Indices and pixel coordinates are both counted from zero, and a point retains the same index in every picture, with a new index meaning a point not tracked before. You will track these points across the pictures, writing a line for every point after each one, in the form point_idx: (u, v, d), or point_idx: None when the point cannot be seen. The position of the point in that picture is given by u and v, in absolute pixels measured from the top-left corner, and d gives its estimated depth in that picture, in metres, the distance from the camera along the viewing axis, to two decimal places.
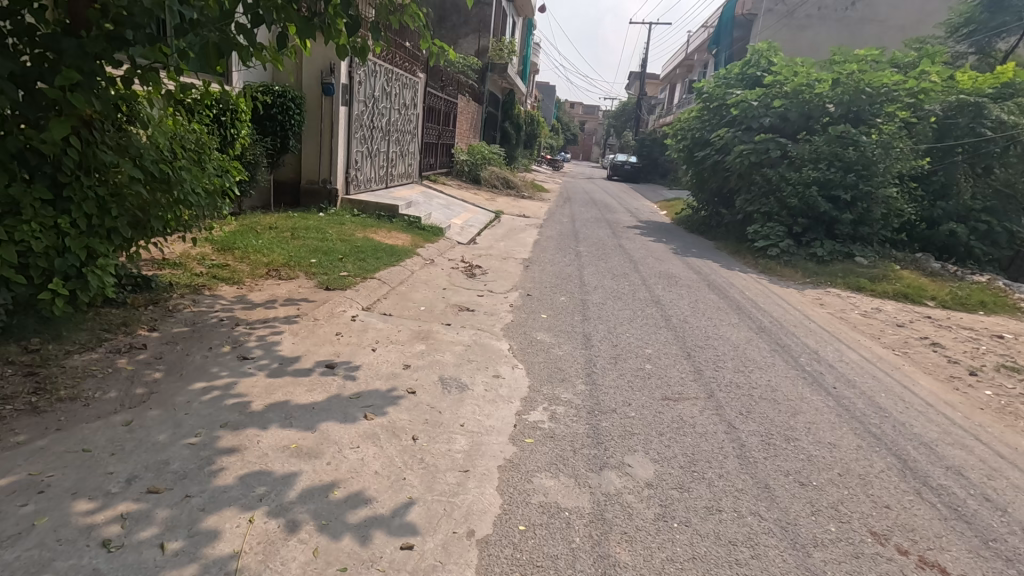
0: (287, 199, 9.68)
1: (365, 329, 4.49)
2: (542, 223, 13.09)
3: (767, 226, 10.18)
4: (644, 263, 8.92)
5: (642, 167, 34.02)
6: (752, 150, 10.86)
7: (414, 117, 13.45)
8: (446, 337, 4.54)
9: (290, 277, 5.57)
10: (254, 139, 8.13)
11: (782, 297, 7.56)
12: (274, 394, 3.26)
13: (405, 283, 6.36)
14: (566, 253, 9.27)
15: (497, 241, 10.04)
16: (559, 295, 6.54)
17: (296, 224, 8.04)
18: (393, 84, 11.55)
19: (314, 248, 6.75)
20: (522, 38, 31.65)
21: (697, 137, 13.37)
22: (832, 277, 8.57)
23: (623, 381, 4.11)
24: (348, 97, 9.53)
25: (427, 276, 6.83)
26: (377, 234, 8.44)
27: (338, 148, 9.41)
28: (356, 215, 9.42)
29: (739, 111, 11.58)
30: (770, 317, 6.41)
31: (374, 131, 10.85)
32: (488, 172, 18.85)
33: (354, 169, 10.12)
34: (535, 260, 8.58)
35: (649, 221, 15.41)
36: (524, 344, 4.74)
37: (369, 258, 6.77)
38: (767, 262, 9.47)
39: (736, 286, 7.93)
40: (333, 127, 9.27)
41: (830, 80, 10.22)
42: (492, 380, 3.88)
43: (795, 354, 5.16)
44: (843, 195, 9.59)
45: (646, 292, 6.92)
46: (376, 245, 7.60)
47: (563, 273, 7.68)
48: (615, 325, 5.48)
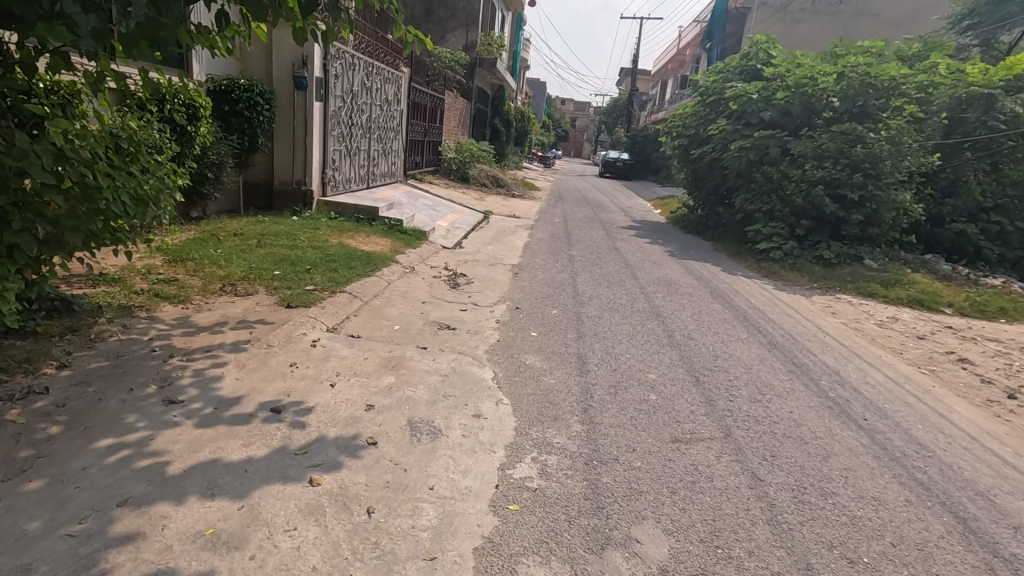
0: (259, 202, 9.02)
1: (325, 358, 3.88)
2: (532, 224, 12.49)
3: (769, 227, 9.65)
4: (641, 268, 8.36)
5: (634, 164, 33.49)
6: (752, 147, 10.33)
7: (397, 113, 12.79)
8: (420, 366, 3.95)
9: (248, 294, 4.94)
10: (218, 137, 7.43)
11: (791, 306, 7.02)
12: (199, 452, 2.63)
13: (380, 297, 5.76)
14: (558, 258, 8.68)
15: (485, 245, 9.44)
16: (551, 308, 5.94)
17: (265, 229, 7.40)
18: (373, 78, 10.87)
19: (280, 258, 6.12)
20: (511, 34, 31.01)
21: (694, 133, 12.83)
22: (840, 282, 8.07)
23: (625, 418, 3.53)
24: (323, 92, 8.86)
25: (406, 287, 6.22)
26: (354, 240, 7.82)
27: (312, 146, 8.74)
28: (332, 219, 8.80)
29: (738, 105, 11.04)
30: (781, 330, 5.86)
31: (353, 128, 10.18)
32: (477, 170, 18.22)
33: (332, 168, 9.47)
34: (524, 266, 7.98)
35: (643, 220, 14.87)
36: (510, 370, 4.14)
37: (341, 268, 6.14)
38: (770, 265, 8.94)
39: (741, 293, 7.39)
40: (307, 124, 8.60)
41: (835, 74, 9.69)
42: (472, 422, 3.29)
43: (815, 376, 4.60)
44: (849, 195, 9.07)
45: (645, 303, 6.34)
46: (350, 252, 6.97)
47: (555, 282, 7.10)
48: (613, 345, 4.90)
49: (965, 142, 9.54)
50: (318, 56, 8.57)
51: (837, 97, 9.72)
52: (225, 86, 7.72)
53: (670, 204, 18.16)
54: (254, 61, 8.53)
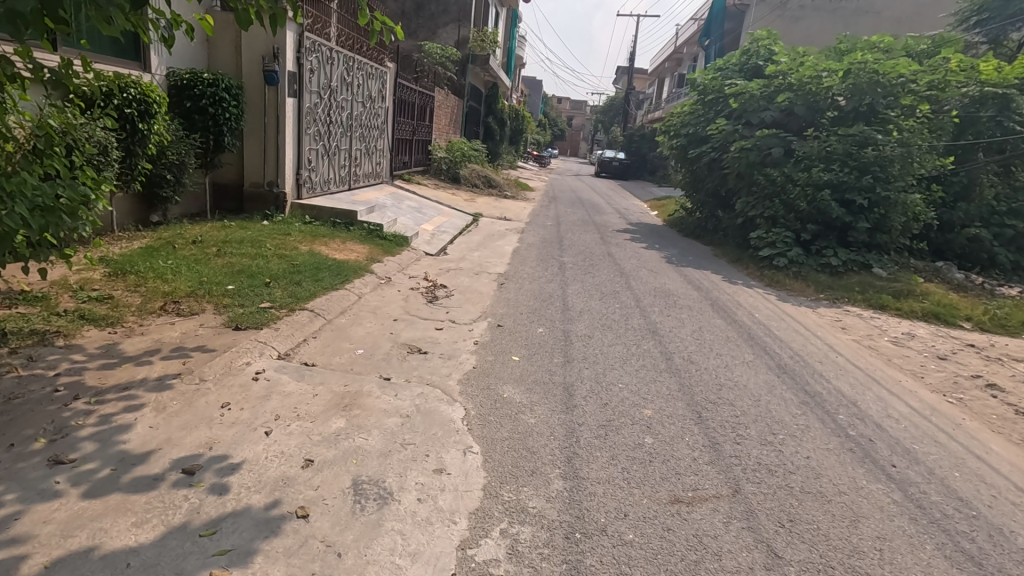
0: (229, 206, 8.45)
1: (265, 395, 3.31)
2: (523, 228, 11.95)
3: (772, 232, 9.13)
4: (637, 277, 7.83)
5: (630, 164, 33.01)
6: (754, 148, 9.80)
7: (382, 111, 12.21)
8: (378, 405, 3.39)
9: (193, 313, 4.37)
10: (178, 135, 6.84)
11: (798, 320, 6.50)
12: (72, 539, 2.07)
13: (348, 313, 5.20)
14: (548, 266, 8.12)
15: (471, 251, 8.88)
16: (537, 325, 5.39)
17: (229, 235, 6.84)
18: (354, 73, 10.29)
19: (238, 269, 5.55)
20: (505, 31, 30.43)
21: (693, 132, 12.33)
22: (849, 293, 7.55)
23: (616, 470, 3.00)
24: (297, 88, 8.29)
25: (378, 302, 5.66)
26: (328, 248, 7.27)
27: (286, 146, 8.19)
28: (307, 223, 8.24)
29: (738, 104, 10.50)
30: (790, 350, 5.33)
31: (332, 126, 9.61)
32: (468, 170, 17.65)
33: (308, 169, 8.91)
34: (511, 275, 7.42)
35: (639, 223, 14.35)
36: (485, 407, 3.59)
37: (306, 280, 5.58)
38: (772, 274, 8.42)
39: (743, 305, 6.87)
40: (279, 122, 8.04)
41: (841, 72, 9.08)
42: (432, 481, 2.74)
43: (831, 409, 4.06)
44: (857, 199, 8.57)
45: (641, 319, 5.81)
46: (320, 261, 6.40)
47: (543, 294, 6.55)
48: (604, 371, 4.36)
49: (978, 143, 9.02)
50: (290, 49, 7.99)
51: (843, 95, 9.15)
52: (187, 80, 7.12)
53: (667, 206, 17.64)
54: (221, 53, 7.94)
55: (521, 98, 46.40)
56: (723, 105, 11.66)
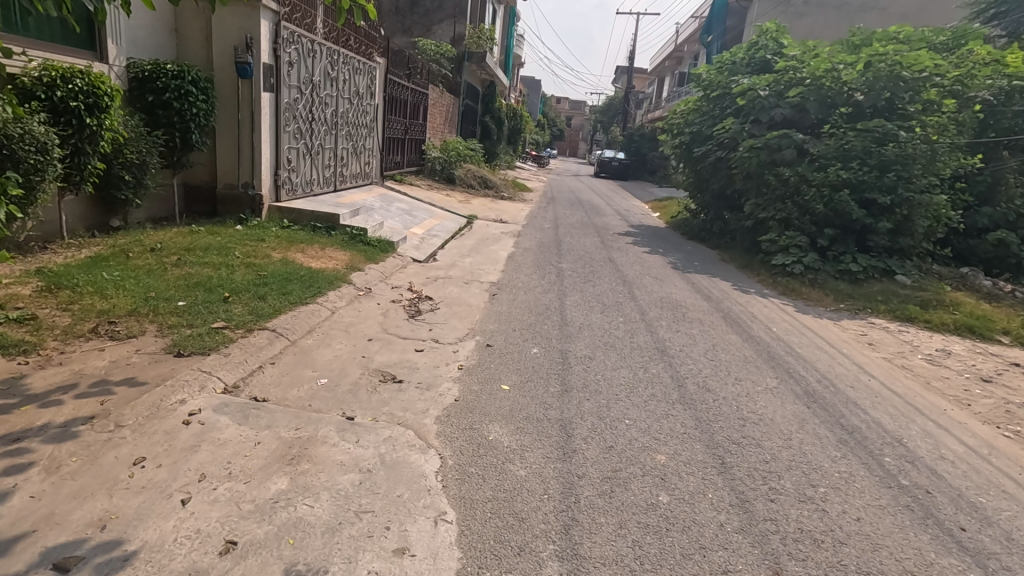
0: (201, 209, 7.83)
1: (193, 446, 2.68)
2: (520, 231, 11.36)
3: (786, 236, 8.52)
4: (641, 285, 7.23)
5: (630, 164, 32.46)
6: (764, 147, 9.18)
7: (370, 108, 11.59)
8: (335, 456, 2.78)
9: (129, 336, 3.75)
10: (138, 132, 6.23)
11: (819, 335, 5.89)
12: None
13: (317, 333, 4.58)
14: (545, 274, 7.51)
15: (462, 257, 8.27)
16: (532, 345, 4.78)
17: (195, 241, 6.22)
18: (339, 67, 9.67)
19: (195, 282, 4.93)
20: (504, 29, 29.85)
21: (698, 131, 11.73)
22: (871, 303, 6.96)
23: (626, 545, 2.40)
24: (274, 81, 7.69)
25: (352, 318, 5.04)
26: (305, 255, 6.66)
27: (262, 144, 7.59)
28: (285, 227, 7.63)
29: (747, 100, 9.88)
30: (816, 373, 4.73)
31: (314, 124, 9.00)
32: (463, 170, 17.02)
33: (288, 169, 8.30)
34: (505, 284, 6.81)
35: (641, 225, 13.76)
36: (464, 456, 2.97)
37: (272, 293, 4.95)
38: (787, 282, 7.82)
39: (759, 318, 6.27)
40: (254, 118, 7.45)
41: (860, 64, 8.47)
42: (390, 569, 2.13)
43: (875, 450, 3.46)
44: (877, 201, 7.96)
45: (647, 336, 5.20)
46: (292, 271, 5.79)
47: (540, 306, 5.94)
48: (608, 404, 3.74)
49: (1005, 140, 8.42)
50: (266, 40, 7.39)
51: (861, 90, 8.54)
52: (149, 71, 6.50)
53: (669, 207, 17.05)
54: (190, 44, 7.31)
55: (519, 97, 45.79)
56: (730, 102, 11.05)
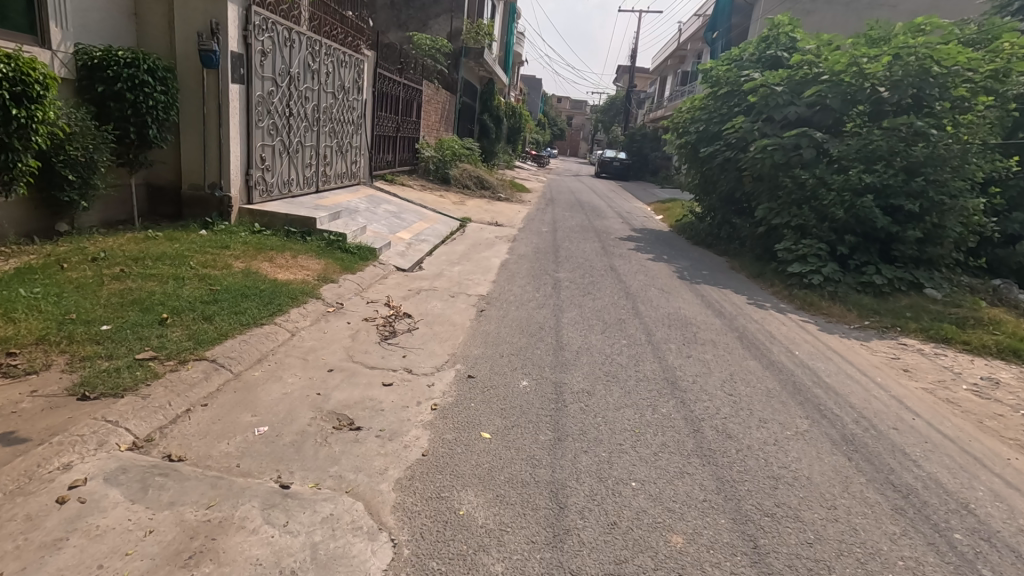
0: (165, 211, 7.15)
1: (57, 541, 2.02)
2: (516, 235, 10.70)
3: (802, 244, 7.84)
4: (645, 299, 6.56)
5: (631, 164, 31.79)
6: (779, 148, 8.52)
7: (358, 104, 10.90)
8: (251, 551, 2.11)
9: (28, 373, 3.10)
10: (85, 126, 5.56)
11: (847, 360, 5.23)
12: None
13: (269, 362, 3.90)
14: (540, 285, 6.84)
15: (450, 265, 7.60)
16: (521, 376, 4.11)
17: (147, 250, 5.56)
18: (321, 58, 8.99)
19: (132, 299, 4.26)
20: (503, 26, 29.13)
21: (706, 129, 11.05)
22: (899, 320, 6.30)
23: None
24: (244, 72, 7.02)
25: (314, 342, 4.37)
26: (272, 264, 5.99)
27: (230, 141, 6.92)
28: (255, 232, 6.97)
29: (759, 98, 9.19)
30: (852, 411, 4.05)
31: (293, 120, 8.33)
32: (458, 170, 16.33)
33: (261, 168, 7.63)
34: (495, 298, 6.15)
35: (643, 229, 13.12)
36: (425, 543, 2.30)
37: (221, 314, 4.26)
38: (805, 295, 7.16)
39: (778, 339, 5.60)
40: (222, 112, 6.78)
41: (886, 58, 7.77)
42: None
43: (942, 524, 2.80)
44: (903, 207, 7.29)
45: (655, 365, 4.52)
46: (253, 283, 5.12)
47: (533, 325, 5.28)
48: (610, 460, 3.07)
49: None
50: (234, 26, 6.72)
51: (886, 87, 7.86)
52: (99, 58, 5.82)
53: (672, 209, 16.38)
54: (152, 30, 6.64)
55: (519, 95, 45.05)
56: (740, 100, 10.38)
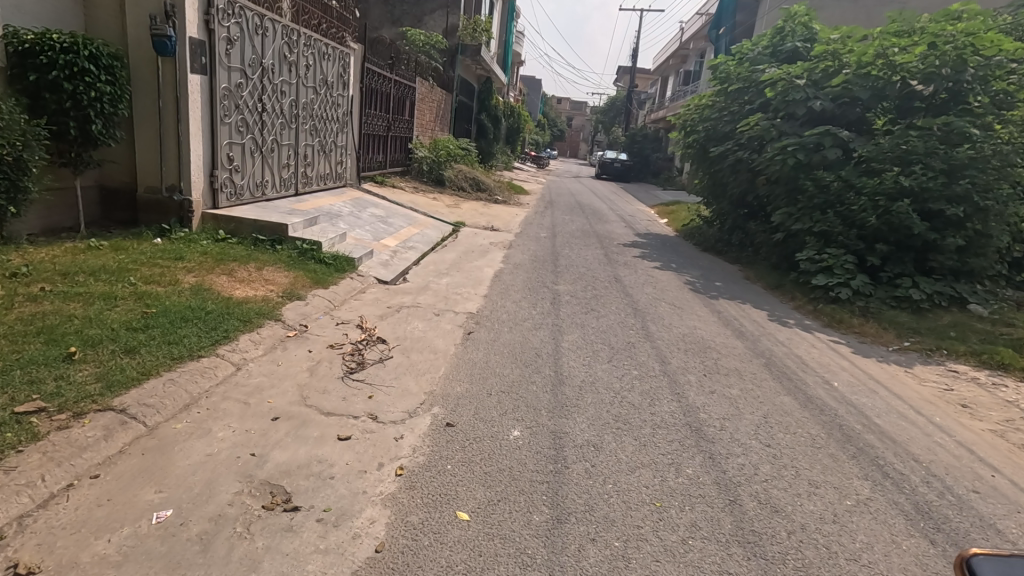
0: (120, 215, 6.43)
1: None
2: (512, 241, 9.95)
3: (828, 253, 7.09)
4: (656, 316, 5.81)
5: (633, 165, 30.99)
6: (800, 147, 7.79)
7: (343, 100, 10.16)
8: None
9: None
10: (17, 119, 4.81)
11: (895, 393, 4.48)
12: None
13: (201, 407, 3.15)
14: (537, 301, 6.08)
15: (438, 277, 6.86)
16: (511, 423, 3.35)
17: (83, 263, 4.82)
18: (299, 49, 8.26)
19: (39, 327, 3.50)
20: (501, 25, 28.44)
21: (716, 128, 10.34)
22: (946, 342, 5.56)
23: None
24: (207, 61, 6.28)
25: (263, 378, 3.62)
26: (231, 278, 5.25)
27: (190, 138, 6.17)
28: (218, 241, 6.22)
29: (776, 93, 8.47)
30: (918, 468, 3.30)
31: (266, 116, 7.59)
32: (453, 171, 15.58)
33: (229, 169, 6.89)
34: (485, 316, 5.41)
35: (647, 233, 12.39)
36: None
37: (148, 345, 3.50)
38: (833, 311, 6.42)
39: (812, 367, 4.85)
40: (180, 106, 6.04)
41: (919, 49, 7.07)
42: None
43: None
44: (941, 212, 6.56)
45: (674, 406, 3.77)
46: (200, 303, 4.37)
47: (527, 351, 4.53)
48: (626, 555, 2.31)
49: None
50: (193, 9, 5.99)
51: (918, 79, 7.15)
52: (31, 42, 5.07)
53: (677, 213, 15.63)
54: (100, 13, 5.90)
55: (518, 96, 44.34)
56: (754, 96, 9.64)
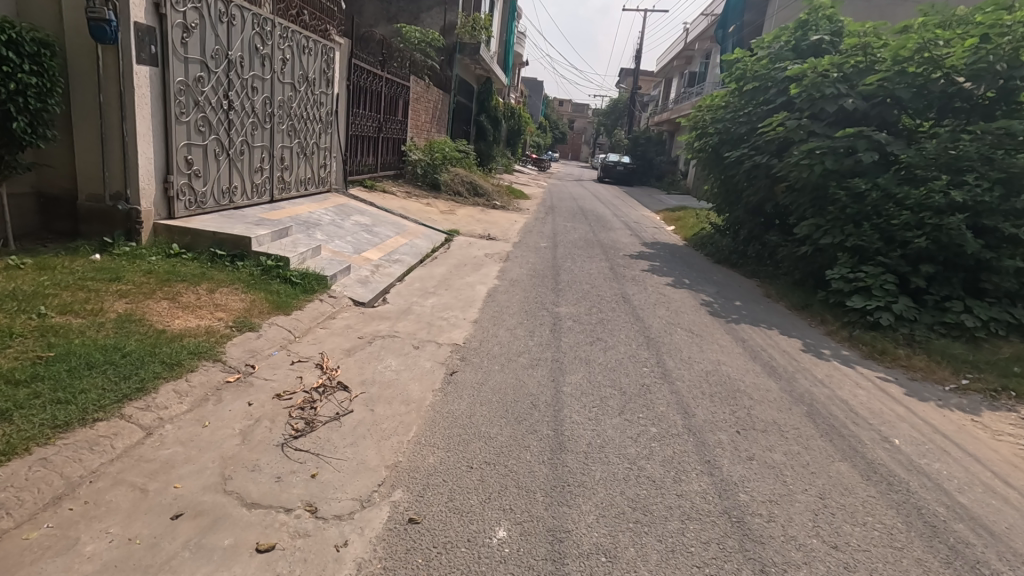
0: (61, 226, 5.62)
1: None
2: (510, 252, 9.15)
3: (865, 271, 6.27)
4: (672, 348, 5.01)
5: (637, 168, 30.21)
6: (830, 151, 7.07)
7: (327, 98, 9.38)
8: None
9: None
10: None
11: (971, 453, 3.66)
12: None
13: (77, 500, 2.34)
14: (534, 327, 5.28)
15: (423, 297, 6.07)
16: (496, 516, 2.54)
17: None
18: (273, 41, 7.48)
19: None
20: (502, 25, 27.75)
21: (731, 131, 9.54)
22: (1013, 380, 4.73)
23: None
24: (158, 50, 5.49)
25: (179, 446, 2.81)
26: (173, 304, 4.46)
27: (137, 137, 5.38)
28: (169, 257, 5.43)
29: (801, 91, 7.68)
30: None
31: (233, 115, 6.80)
32: (449, 175, 14.80)
33: (187, 174, 6.10)
34: (473, 349, 4.61)
35: (655, 243, 11.58)
36: None
37: (26, 408, 2.70)
38: (873, 339, 5.61)
39: (863, 415, 4.04)
40: (125, 101, 5.24)
41: (969, 44, 6.33)
42: None
43: None
44: (996, 228, 5.77)
45: (705, 483, 2.95)
46: (121, 341, 3.56)
47: (520, 399, 3.72)
48: None
49: None
50: None
51: (967, 76, 6.39)
52: None
53: (685, 220, 14.81)
54: None
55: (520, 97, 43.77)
56: (774, 95, 8.84)
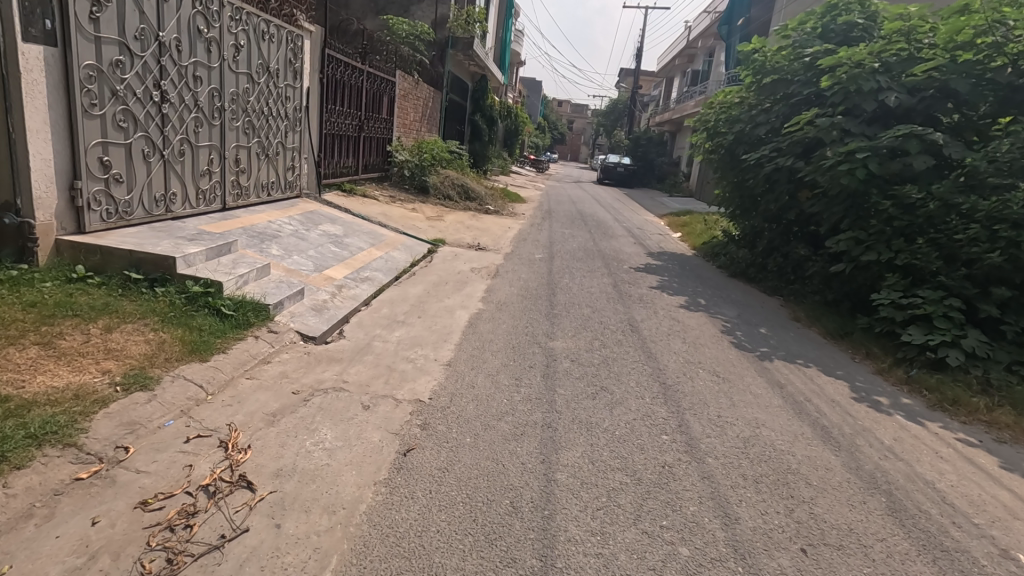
0: None
1: None
2: (501, 265, 8.10)
3: (923, 296, 5.20)
4: (696, 400, 3.96)
5: (637, 169, 29.22)
6: (872, 152, 6.02)
7: (294, 92, 8.33)
8: None
9: None
10: None
11: None
12: None
13: None
14: (521, 372, 4.22)
15: (388, 328, 5.01)
16: None
17: None
18: (222, 22, 6.41)
19: None
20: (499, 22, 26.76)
21: (748, 128, 8.49)
22: None
23: None
24: (55, 26, 4.42)
25: None
26: (47, 351, 3.41)
27: (28, 134, 4.30)
28: (69, 283, 4.35)
29: (835, 81, 6.63)
30: None
31: (169, 108, 5.74)
32: (438, 177, 13.74)
33: (104, 179, 5.05)
34: (439, 408, 3.55)
35: (661, 252, 10.52)
36: None
37: None
38: (940, 382, 4.55)
39: (960, 507, 2.99)
40: (7, 87, 4.16)
41: None
42: None
43: None
44: None
45: None
46: None
47: (494, 497, 2.66)
48: None
49: None
50: None
51: None
52: None
53: (691, 226, 13.74)
54: None
55: (517, 97, 42.75)
56: (800, 88, 7.79)
